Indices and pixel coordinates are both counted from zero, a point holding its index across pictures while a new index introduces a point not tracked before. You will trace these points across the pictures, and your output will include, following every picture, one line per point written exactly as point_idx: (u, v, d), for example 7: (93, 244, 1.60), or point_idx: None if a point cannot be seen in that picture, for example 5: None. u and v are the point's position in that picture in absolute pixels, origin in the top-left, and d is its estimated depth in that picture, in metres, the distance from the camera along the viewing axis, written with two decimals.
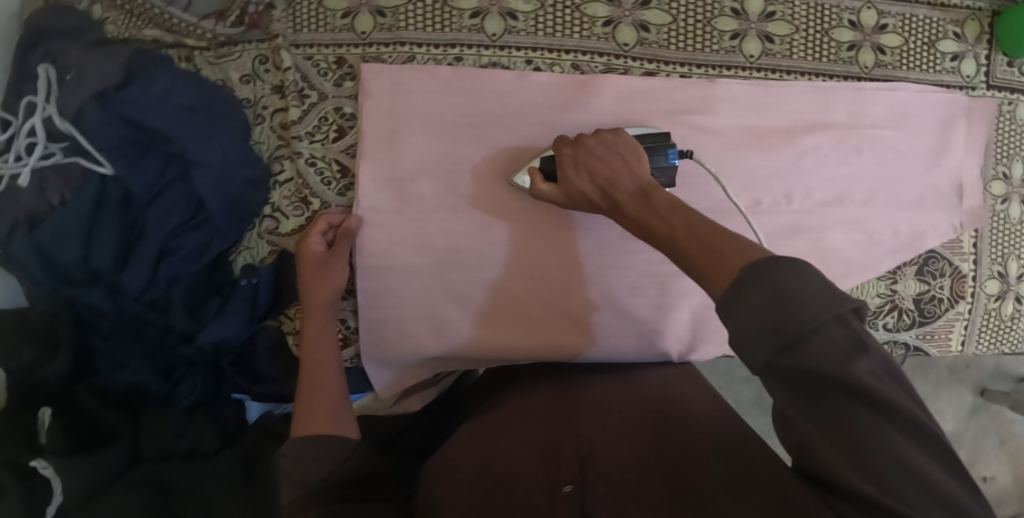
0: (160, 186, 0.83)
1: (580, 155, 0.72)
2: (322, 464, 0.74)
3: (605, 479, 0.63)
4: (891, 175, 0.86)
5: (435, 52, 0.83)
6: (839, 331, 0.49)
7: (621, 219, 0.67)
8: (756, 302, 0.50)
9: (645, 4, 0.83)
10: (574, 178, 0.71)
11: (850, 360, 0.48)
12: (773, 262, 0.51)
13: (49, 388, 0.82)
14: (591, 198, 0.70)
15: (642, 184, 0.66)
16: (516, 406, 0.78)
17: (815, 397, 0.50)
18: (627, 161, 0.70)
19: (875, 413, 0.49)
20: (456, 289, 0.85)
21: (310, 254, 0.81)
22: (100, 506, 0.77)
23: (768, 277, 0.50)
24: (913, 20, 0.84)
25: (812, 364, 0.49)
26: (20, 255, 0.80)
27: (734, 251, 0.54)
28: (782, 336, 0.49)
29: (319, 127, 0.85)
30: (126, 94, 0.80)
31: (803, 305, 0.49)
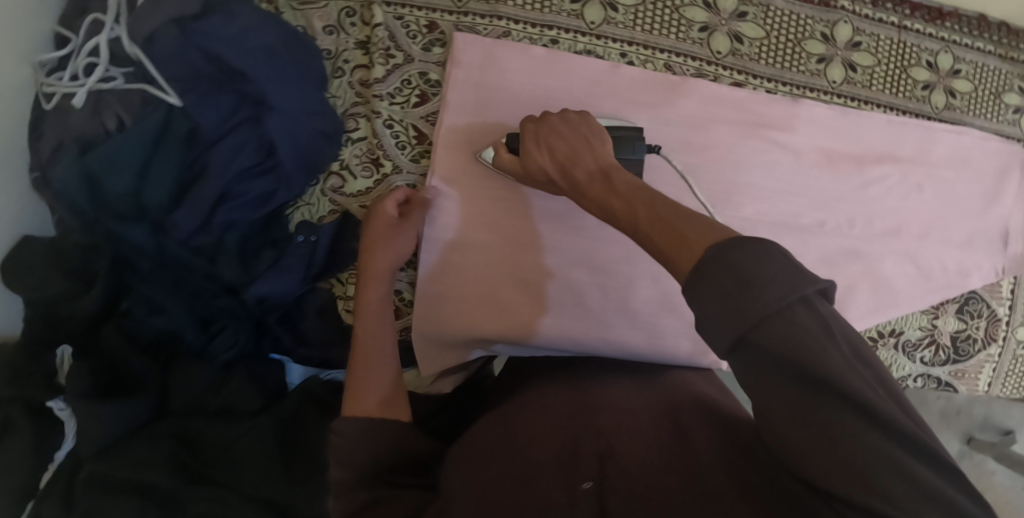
0: (228, 126, 0.77)
1: (542, 131, 0.69)
2: (370, 446, 0.65)
3: (627, 475, 0.58)
4: (947, 214, 0.89)
5: (531, 31, 0.83)
6: (806, 311, 0.43)
7: (579, 200, 0.64)
8: (718, 286, 0.44)
9: (741, 16, 0.84)
10: (537, 158, 0.68)
11: (812, 340, 0.42)
12: (740, 243, 0.45)
13: (72, 324, 0.76)
14: (551, 175, 0.67)
15: (603, 165, 0.62)
16: (537, 400, 0.71)
17: (771, 386, 0.43)
18: (590, 141, 0.66)
19: (847, 407, 0.42)
20: (515, 273, 0.84)
21: (382, 216, 0.76)
22: (123, 452, 0.72)
23: (737, 260, 0.44)
24: (984, 70, 0.88)
25: (778, 346, 0.42)
26: (64, 179, 0.73)
27: (702, 232, 0.48)
28: (742, 323, 0.43)
29: (401, 90, 0.82)
30: (206, 25, 0.75)
31: (767, 288, 0.43)
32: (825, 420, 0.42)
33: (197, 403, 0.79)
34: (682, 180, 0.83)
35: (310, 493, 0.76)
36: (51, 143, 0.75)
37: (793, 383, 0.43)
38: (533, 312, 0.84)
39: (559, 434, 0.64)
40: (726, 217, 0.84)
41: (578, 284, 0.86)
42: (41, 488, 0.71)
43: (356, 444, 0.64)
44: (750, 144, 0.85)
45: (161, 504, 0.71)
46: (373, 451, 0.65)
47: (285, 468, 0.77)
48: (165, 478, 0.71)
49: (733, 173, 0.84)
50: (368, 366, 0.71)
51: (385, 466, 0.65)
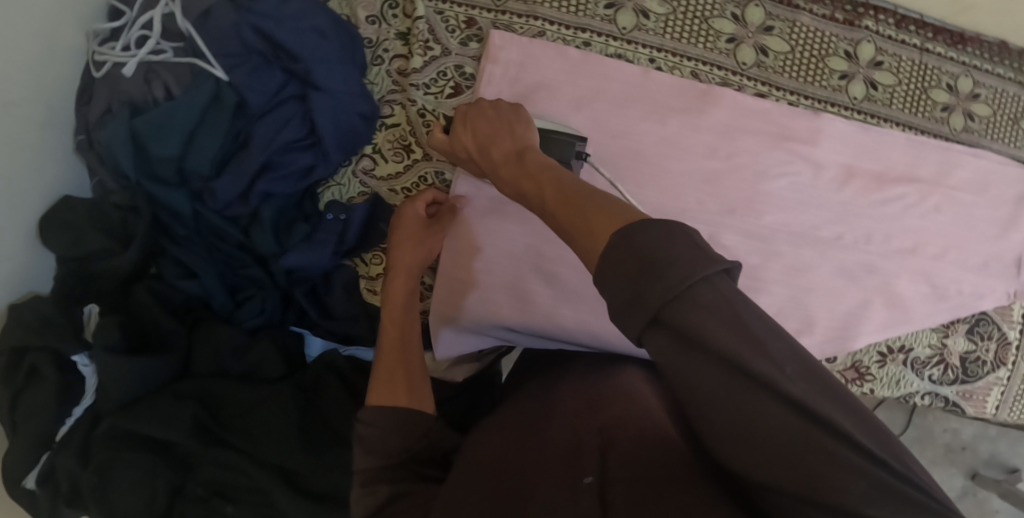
0: (275, 102, 0.81)
1: (471, 113, 0.72)
2: (399, 435, 0.65)
3: (626, 464, 0.54)
4: (963, 235, 0.91)
5: (565, 33, 0.86)
6: (715, 294, 0.42)
7: (497, 179, 0.67)
8: (624, 270, 0.44)
9: (767, 30, 0.87)
10: (462, 139, 0.71)
11: (734, 334, 0.41)
12: (644, 225, 0.44)
13: (105, 285, 0.79)
14: (472, 154, 0.71)
15: (521, 145, 0.66)
16: (549, 400, 0.70)
17: (711, 388, 0.42)
18: (513, 125, 0.69)
19: (794, 409, 0.41)
20: (535, 268, 0.87)
21: (411, 216, 0.81)
22: (142, 411, 0.73)
23: (639, 243, 0.44)
24: (1003, 95, 0.90)
25: (691, 331, 0.41)
26: (113, 141, 0.76)
27: (611, 214, 0.49)
28: (647, 305, 0.42)
29: (436, 80, 0.85)
30: (260, 6, 0.78)
31: (671, 266, 0.42)
32: (776, 423, 0.41)
33: (220, 367, 0.80)
34: (703, 184, 0.86)
35: (322, 466, 0.77)
36: (101, 107, 0.78)
37: (738, 387, 0.41)
38: (552, 304, 0.87)
39: (563, 431, 0.62)
40: (745, 222, 0.86)
41: None
42: (58, 440, 0.72)
43: (388, 434, 0.65)
44: (773, 155, 0.87)
45: (175, 462, 0.75)
46: (401, 442, 0.65)
47: (303, 436, 0.78)
48: (184, 438, 0.73)
49: (755, 181, 0.87)
50: (404, 360, 0.73)
51: (413, 456, 0.65)
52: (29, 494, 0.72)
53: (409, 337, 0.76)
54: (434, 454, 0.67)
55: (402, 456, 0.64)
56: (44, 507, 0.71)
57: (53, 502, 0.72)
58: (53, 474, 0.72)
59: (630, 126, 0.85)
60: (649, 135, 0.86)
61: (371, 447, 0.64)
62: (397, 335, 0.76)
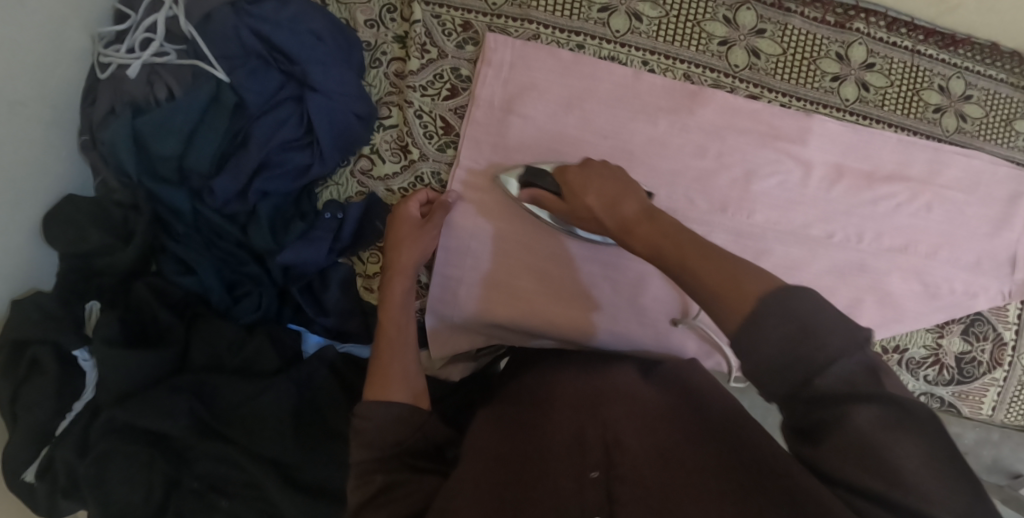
0: (273, 103, 0.83)
1: (584, 175, 0.72)
2: (393, 427, 0.65)
3: (634, 465, 0.56)
4: (956, 235, 0.91)
5: (559, 36, 0.87)
6: (860, 357, 0.47)
7: (628, 245, 0.64)
8: (776, 334, 0.47)
9: (759, 33, 0.88)
10: (584, 199, 0.70)
11: (866, 378, 0.47)
12: (798, 294, 0.48)
13: (105, 281, 0.81)
14: (597, 216, 0.69)
15: (647, 208, 0.64)
16: (545, 388, 0.71)
17: (824, 407, 0.47)
18: (633, 187, 0.69)
19: (910, 442, 0.46)
20: (523, 264, 0.88)
21: (405, 216, 0.83)
22: (139, 404, 0.75)
23: (791, 310, 0.47)
24: (994, 97, 0.91)
25: (836, 391, 0.46)
26: (116, 139, 0.78)
27: (751, 277, 0.51)
28: (803, 368, 0.46)
29: (433, 82, 0.87)
30: (261, 10, 0.81)
31: (829, 337, 0.46)
32: (883, 442, 0.46)
33: (217, 361, 0.82)
34: (695, 184, 0.87)
35: (313, 460, 0.78)
36: (104, 107, 0.80)
37: (852, 407, 0.46)
38: (541, 301, 0.88)
39: (566, 425, 0.64)
40: (736, 222, 0.87)
41: (591, 277, 0.89)
42: (57, 433, 0.74)
43: (381, 427, 0.65)
44: (764, 155, 0.88)
45: (172, 456, 0.76)
46: (397, 434, 0.65)
47: (295, 429, 0.79)
48: (181, 431, 0.75)
49: (746, 181, 0.88)
50: (398, 356, 0.74)
51: (405, 449, 0.65)
52: (27, 489, 0.73)
53: (404, 334, 0.77)
54: (428, 445, 0.67)
55: (399, 449, 0.65)
56: (43, 499, 0.73)
57: (51, 494, 0.73)
58: (52, 467, 0.73)
59: (621, 127, 0.87)
60: (641, 134, 0.87)
61: (367, 439, 0.64)
62: (394, 332, 0.77)
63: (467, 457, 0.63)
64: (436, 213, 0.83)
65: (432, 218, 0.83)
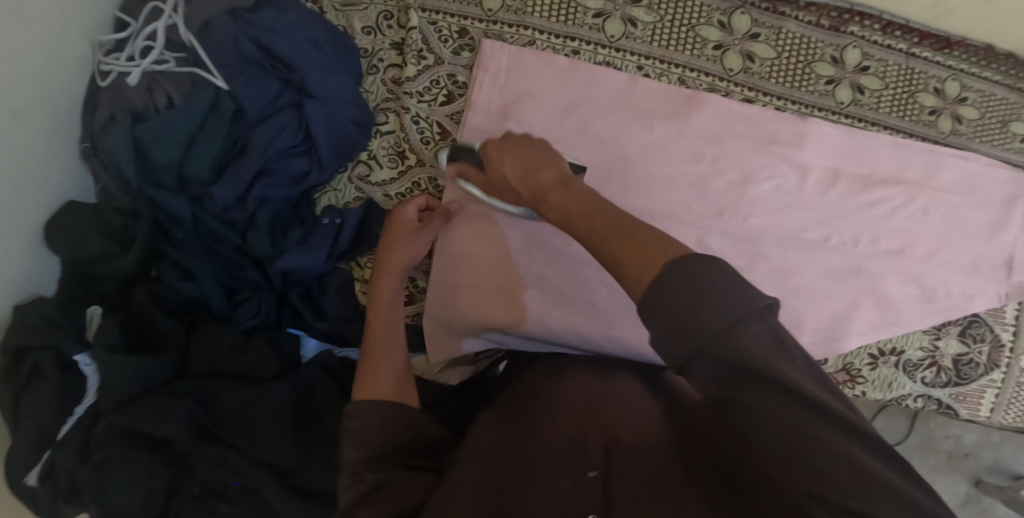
0: (272, 110, 0.83)
1: (505, 146, 0.73)
2: (385, 428, 0.65)
3: (630, 465, 0.59)
4: (952, 237, 0.91)
5: (554, 41, 0.88)
6: (763, 328, 0.45)
7: (541, 210, 0.66)
8: (675, 303, 0.46)
9: (754, 37, 0.89)
10: (500, 169, 0.72)
11: (782, 358, 0.45)
12: (694, 261, 0.47)
13: (106, 287, 0.83)
14: (514, 186, 0.70)
15: (561, 176, 0.66)
16: (550, 388, 0.73)
17: (739, 394, 0.45)
18: (551, 156, 0.70)
19: (821, 423, 0.45)
20: (523, 266, 0.89)
21: (403, 219, 0.83)
22: (138, 408, 0.76)
23: (692, 279, 0.46)
24: (992, 99, 0.91)
25: (738, 365, 0.44)
26: (116, 147, 0.79)
27: (654, 247, 0.51)
28: (699, 335, 0.44)
29: (430, 89, 0.88)
30: (261, 18, 0.81)
31: (722, 301, 0.45)
32: (800, 429, 0.45)
33: (216, 368, 0.83)
34: (691, 188, 0.88)
35: (312, 466, 0.79)
36: (105, 115, 0.81)
37: (813, 423, 0.45)
38: (540, 303, 0.89)
39: (567, 425, 0.65)
40: (731, 225, 0.88)
41: (588, 281, 0.90)
42: (59, 438, 0.75)
43: (372, 427, 0.65)
44: (759, 158, 0.88)
45: (172, 461, 0.77)
46: (387, 434, 0.65)
47: (295, 434, 0.80)
48: (180, 435, 0.76)
49: (742, 185, 0.88)
50: (387, 355, 0.74)
51: (397, 448, 0.66)
52: (29, 493, 0.74)
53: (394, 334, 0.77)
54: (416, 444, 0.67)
55: (388, 447, 0.65)
56: (44, 502, 0.74)
57: (52, 499, 0.74)
58: (53, 472, 0.74)
59: (616, 131, 0.87)
60: (636, 139, 0.87)
61: (357, 439, 0.64)
62: (384, 331, 0.76)
63: (462, 459, 0.63)
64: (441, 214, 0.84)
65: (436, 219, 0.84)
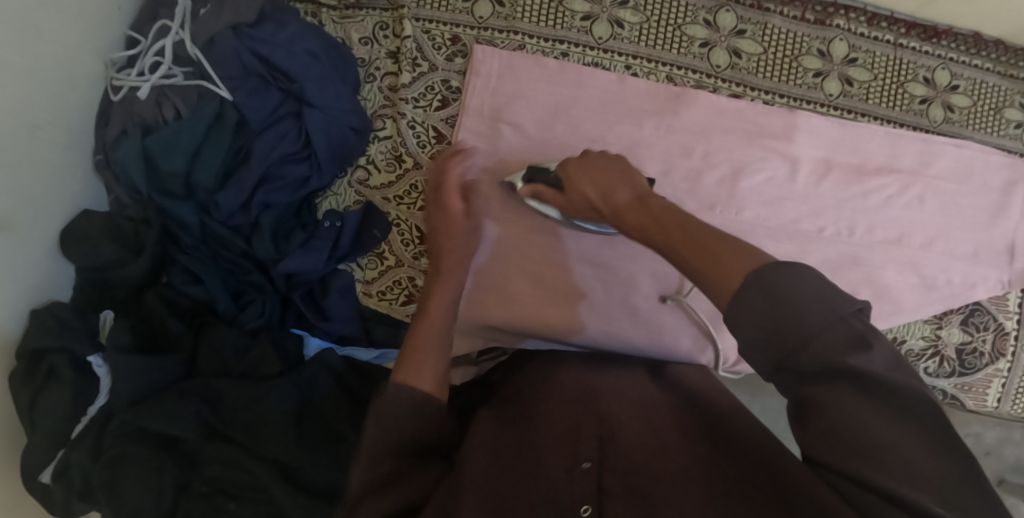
0: (273, 119, 0.87)
1: (581, 166, 0.74)
2: (415, 421, 0.61)
3: (626, 458, 0.61)
4: (950, 226, 0.91)
5: (544, 44, 0.90)
6: (842, 328, 0.47)
7: (623, 231, 0.68)
8: (758, 311, 0.49)
9: (739, 33, 0.90)
10: (579, 188, 0.73)
11: (857, 351, 0.47)
12: (774, 267, 0.50)
13: (117, 292, 0.86)
14: (594, 204, 0.72)
15: (639, 193, 0.68)
16: (543, 383, 0.75)
17: (812, 386, 0.48)
18: (627, 174, 0.71)
19: (893, 419, 0.46)
20: (525, 257, 0.90)
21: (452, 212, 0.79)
22: (148, 408, 0.79)
23: (769, 286, 0.49)
24: (983, 86, 0.91)
25: (816, 369, 0.48)
26: (128, 158, 0.83)
27: (738, 259, 0.53)
28: (780, 338, 0.48)
29: (425, 94, 0.91)
30: (260, 33, 0.86)
31: (804, 312, 0.48)
32: (871, 425, 0.46)
33: (222, 366, 0.85)
34: (685, 184, 0.88)
35: (314, 461, 0.81)
36: (117, 128, 0.85)
37: (874, 418, 0.46)
38: (535, 302, 0.90)
39: (559, 414, 0.68)
40: (725, 219, 0.88)
41: (583, 279, 0.91)
42: (73, 437, 0.79)
43: (405, 416, 0.61)
44: (750, 153, 0.89)
45: (181, 461, 0.80)
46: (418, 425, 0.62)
47: (297, 429, 0.83)
48: (187, 433, 0.79)
49: (734, 180, 0.89)
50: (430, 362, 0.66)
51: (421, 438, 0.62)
52: (44, 490, 0.78)
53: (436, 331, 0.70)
54: (427, 439, 0.63)
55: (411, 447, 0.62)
56: (59, 499, 0.78)
57: (66, 496, 0.78)
58: (66, 470, 0.78)
59: (607, 131, 0.89)
60: (626, 136, 0.89)
61: (388, 424, 0.60)
62: (428, 333, 0.69)
63: (468, 449, 0.64)
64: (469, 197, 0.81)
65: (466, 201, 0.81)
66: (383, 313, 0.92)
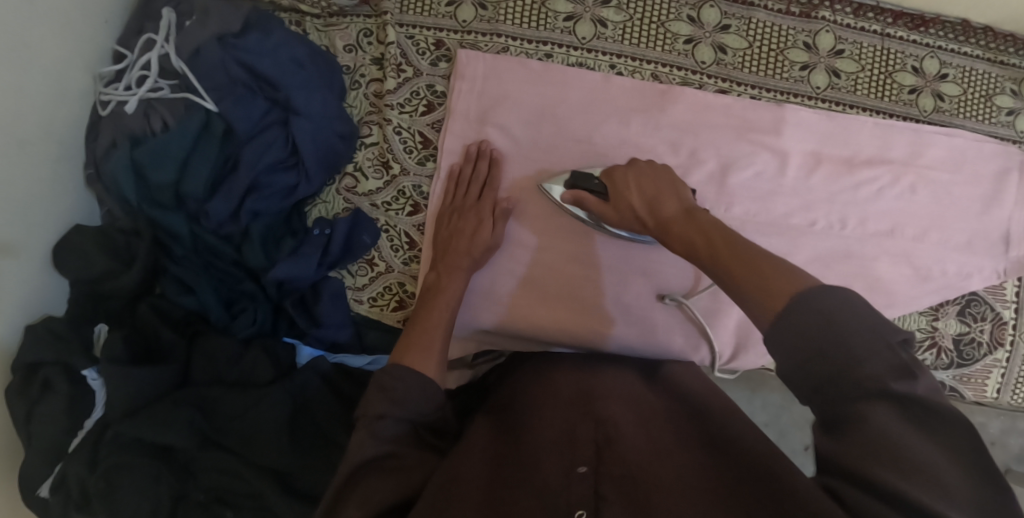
0: (261, 127, 0.87)
1: (632, 173, 0.78)
2: (418, 396, 0.66)
3: (621, 462, 0.60)
4: (944, 216, 0.90)
5: (527, 47, 0.90)
6: (889, 358, 0.49)
7: (666, 239, 0.70)
8: (806, 330, 0.51)
9: (724, 29, 0.90)
10: (627, 195, 0.76)
11: (899, 378, 0.48)
12: (826, 290, 0.52)
13: (112, 304, 0.87)
14: (639, 213, 0.74)
15: (686, 206, 0.70)
16: (540, 388, 0.75)
17: (847, 405, 0.49)
18: (675, 186, 0.74)
19: (930, 439, 0.47)
20: (547, 272, 0.90)
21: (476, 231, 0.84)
22: (144, 418, 0.79)
23: (819, 305, 0.51)
24: (972, 74, 0.90)
25: (856, 393, 0.49)
26: (117, 170, 0.84)
27: (781, 279, 0.55)
28: (825, 359, 0.50)
29: (410, 100, 0.91)
30: (245, 42, 0.86)
31: (852, 331, 0.49)
32: (908, 444, 0.47)
33: (216, 375, 0.86)
34: None
35: (307, 468, 0.82)
36: (106, 141, 0.86)
37: (910, 437, 0.47)
38: (527, 304, 0.90)
39: (556, 420, 0.68)
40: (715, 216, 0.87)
41: (575, 280, 0.91)
42: (70, 450, 0.79)
43: (409, 387, 0.66)
44: (738, 148, 0.89)
45: (178, 469, 0.81)
46: (421, 399, 0.66)
47: (291, 436, 0.83)
48: (183, 442, 0.79)
49: (723, 175, 0.88)
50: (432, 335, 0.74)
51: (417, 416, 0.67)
52: (43, 504, 0.78)
53: (441, 315, 0.77)
54: (420, 417, 0.67)
55: (409, 425, 0.66)
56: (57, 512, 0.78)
57: (65, 508, 0.78)
58: (65, 482, 0.78)
59: (594, 130, 0.89)
60: (612, 135, 0.89)
61: (393, 396, 0.65)
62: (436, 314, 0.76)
63: (458, 453, 0.64)
64: (497, 221, 0.86)
65: (493, 224, 0.85)
66: (374, 318, 0.93)
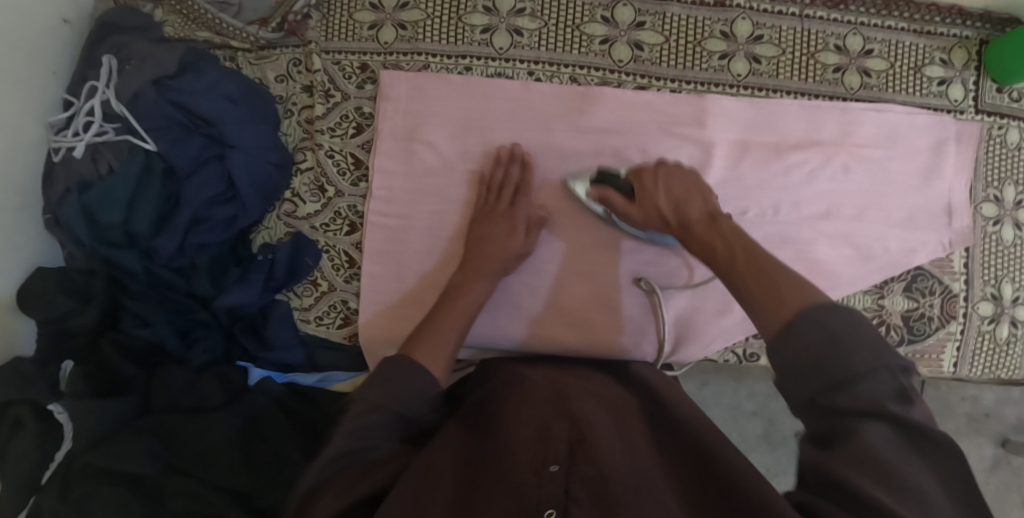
0: (200, 162, 0.91)
1: (660, 171, 0.80)
2: (405, 388, 0.66)
3: (593, 461, 0.61)
4: (880, 192, 0.89)
5: (447, 62, 0.92)
6: (888, 383, 0.51)
7: (689, 243, 0.72)
8: (807, 343, 0.53)
9: (639, 26, 0.90)
10: (654, 195, 0.77)
11: (897, 404, 0.50)
12: (834, 310, 0.54)
13: (76, 341, 0.90)
14: (665, 212, 0.76)
15: (711, 210, 0.73)
16: (513, 381, 0.74)
17: (839, 420, 0.51)
18: (702, 191, 0.77)
19: (920, 457, 0.50)
20: (523, 281, 0.92)
21: (491, 235, 0.86)
22: (108, 446, 0.81)
23: (823, 321, 0.53)
24: (899, 46, 0.89)
25: (852, 410, 0.50)
26: (70, 215, 0.89)
27: (791, 290, 0.58)
28: (826, 376, 0.52)
29: (340, 123, 0.94)
30: (179, 83, 0.89)
31: (856, 352, 0.51)
32: (900, 470, 0.48)
33: (174, 401, 0.89)
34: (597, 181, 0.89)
35: (261, 482, 0.84)
36: (60, 187, 0.91)
37: (902, 461, 0.49)
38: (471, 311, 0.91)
39: (530, 415, 0.67)
40: None
41: (509, 285, 0.92)
42: (42, 484, 0.81)
43: (404, 381, 0.66)
44: (662, 141, 0.89)
45: (148, 499, 0.80)
46: (406, 388, 0.66)
47: (245, 451, 0.86)
48: (150, 466, 0.81)
49: None
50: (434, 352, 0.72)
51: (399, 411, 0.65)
52: None
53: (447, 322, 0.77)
54: (415, 416, 0.67)
55: (401, 423, 0.66)
56: None
57: None
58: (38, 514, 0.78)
59: (518, 138, 0.91)
60: (535, 141, 0.90)
61: (398, 392, 0.65)
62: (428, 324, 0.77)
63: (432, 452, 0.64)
64: (529, 229, 0.87)
65: (526, 232, 0.87)
66: (322, 337, 0.96)
